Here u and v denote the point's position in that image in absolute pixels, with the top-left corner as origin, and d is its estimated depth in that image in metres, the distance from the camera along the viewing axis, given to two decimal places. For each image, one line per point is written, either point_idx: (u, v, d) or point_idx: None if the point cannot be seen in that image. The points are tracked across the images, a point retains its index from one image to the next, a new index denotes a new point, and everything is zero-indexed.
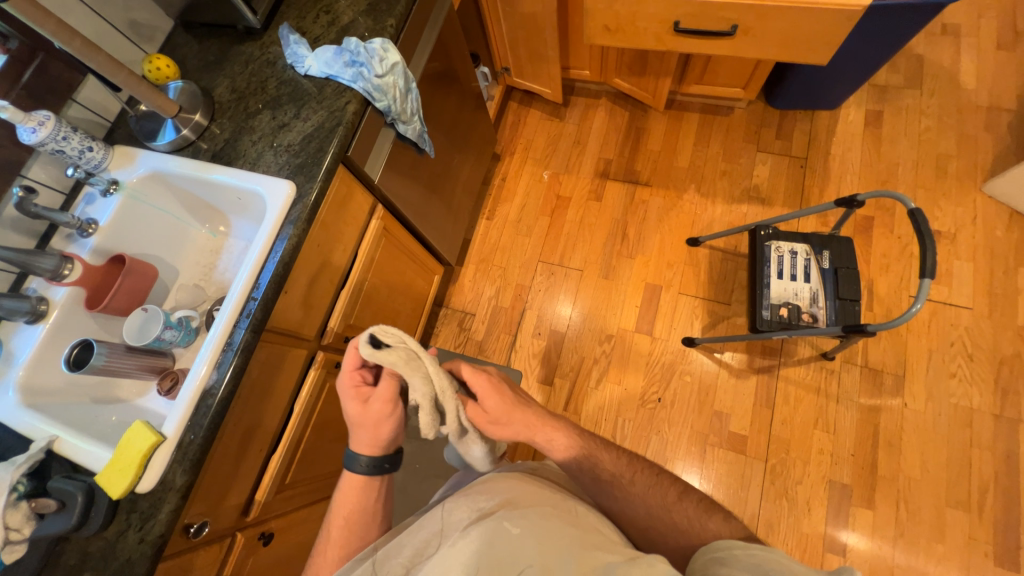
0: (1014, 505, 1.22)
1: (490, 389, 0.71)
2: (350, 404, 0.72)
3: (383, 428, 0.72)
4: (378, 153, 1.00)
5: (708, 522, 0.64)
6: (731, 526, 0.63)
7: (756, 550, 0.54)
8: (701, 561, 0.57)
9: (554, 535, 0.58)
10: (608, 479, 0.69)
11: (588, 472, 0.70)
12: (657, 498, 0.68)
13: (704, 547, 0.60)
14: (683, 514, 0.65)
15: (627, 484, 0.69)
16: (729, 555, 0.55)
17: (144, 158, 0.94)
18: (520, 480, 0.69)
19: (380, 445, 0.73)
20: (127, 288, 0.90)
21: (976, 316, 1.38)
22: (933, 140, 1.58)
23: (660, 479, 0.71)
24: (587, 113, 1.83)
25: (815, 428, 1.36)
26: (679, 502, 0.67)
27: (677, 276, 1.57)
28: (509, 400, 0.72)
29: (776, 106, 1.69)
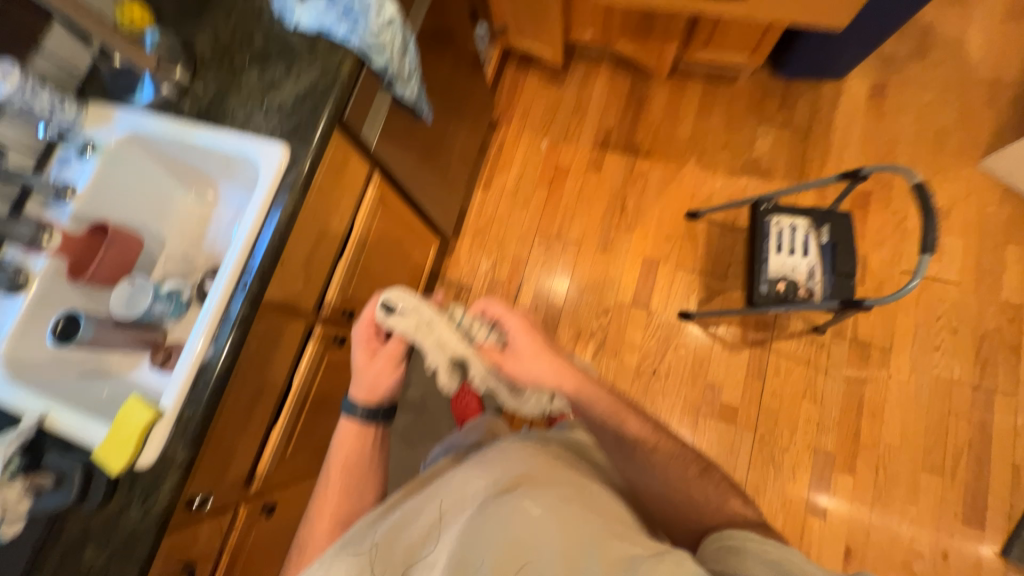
0: (983, 470, 1.30)
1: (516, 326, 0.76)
2: (359, 353, 0.79)
3: (386, 377, 0.78)
4: (374, 116, 0.95)
5: (727, 502, 0.66)
6: (749, 510, 0.65)
7: (770, 546, 0.55)
8: (713, 547, 0.60)
9: (576, 522, 0.58)
10: (633, 441, 0.71)
11: (612, 428, 0.72)
12: (677, 471, 0.70)
13: (715, 532, 0.62)
14: (703, 490, 0.68)
15: (650, 450, 0.70)
16: (742, 547, 0.57)
17: (122, 117, 0.88)
18: (539, 458, 0.70)
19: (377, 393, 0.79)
20: (112, 260, 0.87)
21: (963, 291, 1.41)
22: (935, 114, 1.56)
23: (683, 453, 0.72)
24: (588, 78, 1.76)
25: (803, 399, 1.40)
26: (700, 478, 0.69)
27: (674, 250, 1.57)
28: (535, 340, 0.75)
29: (780, 76, 1.64)
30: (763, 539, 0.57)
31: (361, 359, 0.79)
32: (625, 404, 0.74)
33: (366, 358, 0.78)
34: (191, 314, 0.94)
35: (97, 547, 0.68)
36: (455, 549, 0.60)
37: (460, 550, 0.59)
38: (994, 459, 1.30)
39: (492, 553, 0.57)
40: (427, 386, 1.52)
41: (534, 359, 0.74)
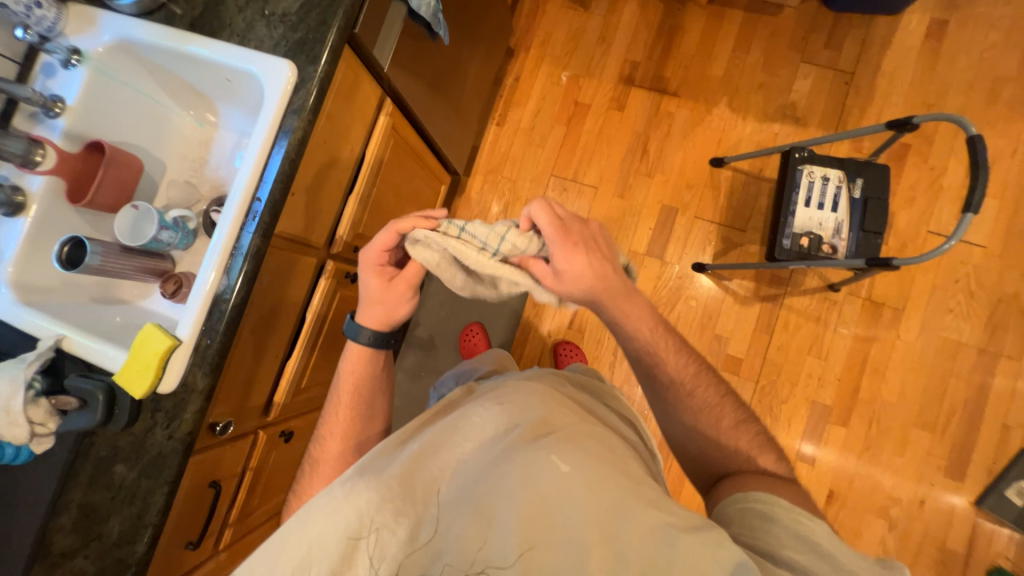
0: (974, 429, 1.34)
1: (562, 246, 0.67)
2: (373, 280, 0.75)
3: (401, 302, 0.77)
4: (388, 33, 0.85)
5: (755, 456, 0.68)
6: (779, 468, 0.67)
7: (802, 518, 0.55)
8: (738, 508, 0.61)
9: (603, 481, 0.59)
10: (666, 383, 0.74)
11: (647, 364, 0.75)
12: (711, 421, 0.72)
13: (741, 488, 0.63)
14: (734, 440, 0.70)
15: (687, 393, 0.73)
16: (771, 514, 0.57)
17: (106, 21, 0.79)
18: (564, 412, 0.70)
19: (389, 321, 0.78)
20: (113, 182, 0.82)
21: (987, 255, 1.38)
22: (995, 59, 1.43)
23: (722, 401, 0.74)
24: (617, 2, 1.59)
25: (807, 355, 1.41)
26: (733, 429, 0.71)
27: (694, 199, 1.50)
28: (581, 263, 0.68)
29: (831, 8, 1.48)
30: (794, 508, 0.57)
31: (373, 285, 0.75)
32: (687, 348, 0.77)
33: (378, 285, 0.75)
34: (200, 244, 0.91)
35: (127, 465, 0.71)
36: (478, 489, 0.61)
37: (484, 491, 0.60)
38: (987, 419, 1.34)
39: (518, 500, 0.58)
40: (435, 326, 1.53)
41: (577, 285, 0.69)
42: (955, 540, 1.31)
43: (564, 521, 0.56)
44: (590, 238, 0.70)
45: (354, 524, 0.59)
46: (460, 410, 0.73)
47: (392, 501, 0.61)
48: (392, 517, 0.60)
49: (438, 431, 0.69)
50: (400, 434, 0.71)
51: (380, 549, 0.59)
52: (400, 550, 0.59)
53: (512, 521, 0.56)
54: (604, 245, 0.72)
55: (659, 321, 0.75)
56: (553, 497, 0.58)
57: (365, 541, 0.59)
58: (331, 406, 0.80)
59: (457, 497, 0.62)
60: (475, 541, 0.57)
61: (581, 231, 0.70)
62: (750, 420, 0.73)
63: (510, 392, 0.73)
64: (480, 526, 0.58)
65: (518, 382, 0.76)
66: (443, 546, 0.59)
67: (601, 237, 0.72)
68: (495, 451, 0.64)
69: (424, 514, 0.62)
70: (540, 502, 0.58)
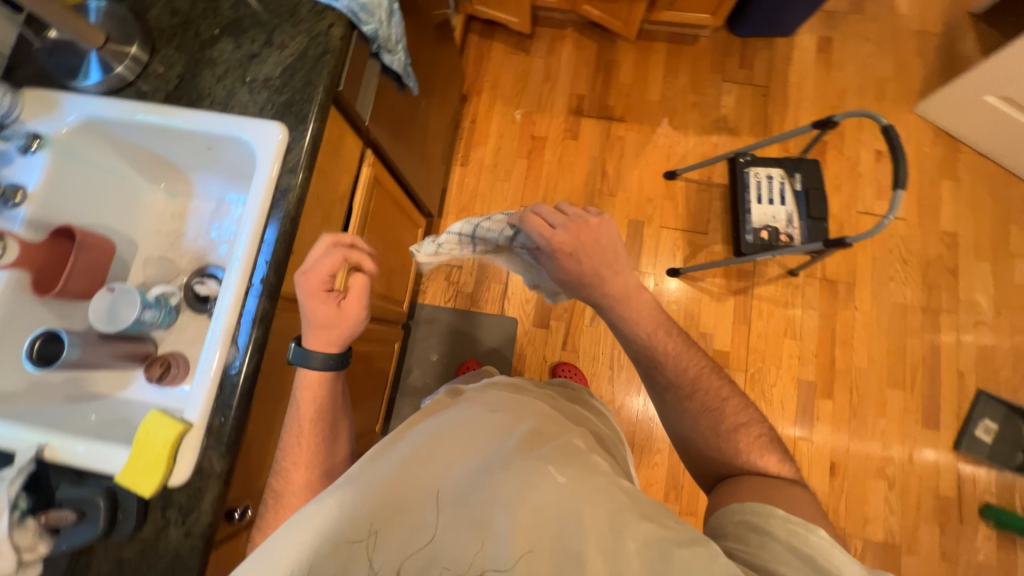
0: (936, 380, 1.48)
1: (557, 256, 0.75)
2: (313, 304, 0.70)
3: (350, 322, 0.72)
4: (366, 89, 0.88)
5: (756, 459, 0.65)
6: (783, 469, 0.64)
7: (796, 528, 0.52)
8: (734, 523, 0.57)
9: (600, 493, 0.56)
10: (665, 386, 0.74)
11: (644, 364, 0.76)
12: (709, 422, 0.70)
13: (737, 501, 0.60)
14: (733, 445, 0.67)
15: (685, 395, 0.73)
16: (766, 526, 0.54)
17: (70, 102, 0.76)
18: (557, 425, 0.68)
19: (337, 342, 0.72)
20: (84, 267, 0.76)
21: (909, 225, 1.57)
22: (874, 65, 1.69)
23: (724, 403, 0.71)
24: (555, 45, 1.73)
25: (784, 337, 1.52)
26: (733, 432, 0.68)
27: (657, 211, 1.62)
28: (574, 267, 0.75)
29: (738, 35, 1.70)
30: (791, 518, 0.54)
31: (317, 308, 0.70)
32: (691, 348, 0.76)
33: (322, 306, 0.70)
34: (184, 320, 0.85)
35: None
36: (476, 493, 0.54)
37: (482, 498, 0.54)
38: (944, 369, 1.49)
39: (517, 507, 0.53)
40: (430, 370, 1.50)
41: (578, 289, 0.77)
42: (946, 486, 1.42)
43: (564, 533, 0.51)
44: (589, 240, 0.75)
45: (351, 526, 0.51)
46: (454, 412, 0.68)
47: (387, 504, 0.53)
48: (389, 517, 0.52)
49: (432, 432, 0.63)
50: (391, 438, 0.65)
51: (378, 557, 0.50)
52: (394, 557, 0.50)
53: (511, 532, 0.51)
54: (609, 243, 0.76)
55: (665, 324, 0.76)
56: (553, 509, 0.53)
57: (363, 547, 0.50)
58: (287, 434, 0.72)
59: (456, 497, 0.54)
60: (470, 551, 0.50)
61: (577, 236, 0.75)
62: (752, 421, 0.70)
63: (502, 402, 0.70)
64: (477, 532, 0.51)
65: (507, 395, 0.74)
66: (441, 548, 0.51)
67: (607, 232, 0.76)
68: (493, 455, 0.59)
69: (423, 514, 0.53)
70: (540, 513, 0.53)
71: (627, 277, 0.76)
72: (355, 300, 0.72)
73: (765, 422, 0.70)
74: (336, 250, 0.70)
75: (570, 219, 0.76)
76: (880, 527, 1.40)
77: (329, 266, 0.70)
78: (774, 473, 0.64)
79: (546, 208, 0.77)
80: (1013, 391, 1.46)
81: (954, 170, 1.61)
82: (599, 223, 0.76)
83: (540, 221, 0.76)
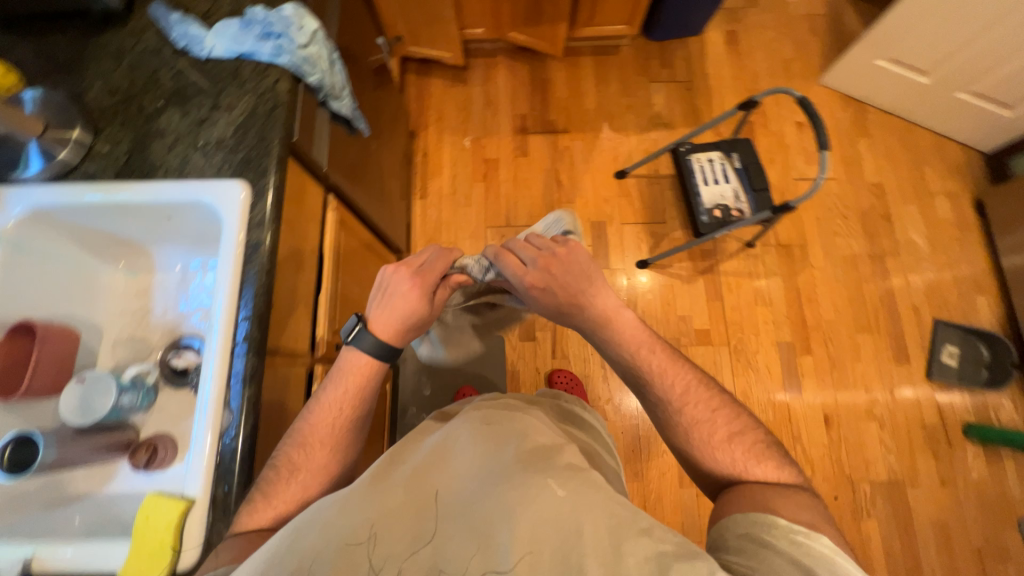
0: (897, 318, 1.59)
1: (531, 294, 0.74)
2: (407, 291, 0.72)
3: (426, 324, 0.75)
4: (320, 137, 0.90)
5: (753, 468, 0.65)
6: (783, 475, 0.64)
7: (799, 538, 0.53)
8: (736, 535, 0.57)
9: (600, 505, 0.53)
10: (654, 402, 0.72)
11: (632, 383, 0.74)
12: (702, 437, 0.68)
13: (739, 510, 0.60)
14: (728, 455, 0.66)
15: (676, 411, 0.70)
16: (769, 540, 0.54)
17: (13, 195, 0.73)
18: (562, 442, 0.65)
19: (403, 339, 0.73)
20: (49, 361, 0.72)
21: (840, 183, 1.72)
22: (778, 48, 1.87)
23: (715, 416, 0.69)
24: (490, 72, 1.82)
25: (756, 306, 1.60)
26: (727, 443, 0.67)
27: (615, 209, 1.69)
28: (553, 301, 0.74)
29: (655, 40, 1.84)
30: (792, 527, 0.55)
31: (412, 302, 0.72)
32: (681, 362, 0.74)
33: (416, 302, 0.72)
34: (165, 398, 0.81)
35: None
36: (476, 502, 0.53)
37: (481, 508, 0.53)
38: (901, 307, 1.60)
39: (519, 519, 0.51)
40: (425, 406, 1.41)
41: (559, 316, 0.76)
42: (929, 414, 1.51)
43: (563, 544, 0.50)
44: (563, 271, 0.74)
45: (352, 529, 0.52)
46: (459, 421, 0.67)
47: (389, 510, 0.53)
48: (390, 522, 0.52)
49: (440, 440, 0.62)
50: (400, 446, 0.64)
51: (379, 557, 0.50)
52: (394, 558, 0.50)
53: (509, 542, 0.50)
54: (585, 271, 0.74)
55: (648, 342, 0.74)
56: (554, 523, 0.51)
57: (363, 549, 0.51)
58: (318, 409, 0.69)
59: (456, 505, 0.54)
60: (466, 558, 0.50)
61: (551, 269, 0.73)
62: (745, 429, 0.68)
63: (503, 410, 0.69)
64: (475, 539, 0.51)
65: (508, 406, 0.72)
66: (439, 552, 0.51)
67: (580, 261, 0.74)
68: (495, 463, 0.57)
69: (423, 523, 0.53)
70: (540, 524, 0.51)
71: (607, 300, 0.74)
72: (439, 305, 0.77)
73: (759, 428, 0.69)
74: (449, 254, 0.78)
75: (542, 253, 0.74)
76: (882, 466, 1.46)
77: (443, 266, 0.75)
78: (772, 481, 0.63)
79: (519, 243, 0.76)
80: (964, 315, 1.59)
81: (866, 128, 1.77)
82: (568, 251, 0.75)
83: (513, 259, 0.74)
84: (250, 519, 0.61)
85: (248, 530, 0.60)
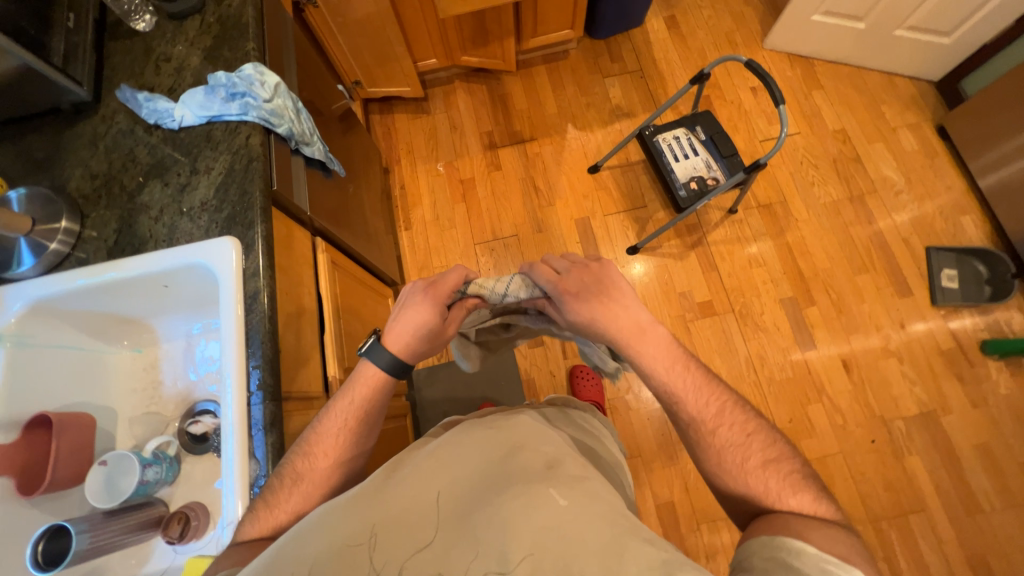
0: (890, 254, 1.61)
1: (563, 300, 0.70)
2: (425, 307, 0.71)
3: (439, 340, 0.73)
4: (299, 183, 0.92)
5: (788, 498, 0.57)
6: (821, 508, 0.56)
7: (830, 568, 0.47)
8: (762, 557, 0.51)
9: (598, 511, 0.54)
10: (687, 424, 0.65)
11: (664, 404, 0.68)
12: (734, 460, 0.62)
13: (766, 533, 0.53)
14: (762, 482, 0.59)
15: (708, 432, 0.64)
16: (798, 565, 0.48)
17: (11, 292, 0.74)
18: (567, 452, 0.66)
19: (414, 354, 0.71)
20: (69, 449, 0.72)
21: (805, 136, 1.76)
22: (718, 23, 1.95)
23: (749, 440, 0.62)
24: (449, 98, 1.87)
25: (752, 268, 1.62)
26: (761, 469, 0.60)
27: (596, 203, 1.72)
28: (585, 312, 0.69)
29: (600, 38, 1.91)
30: (822, 556, 0.48)
31: (425, 314, 0.71)
32: (713, 384, 0.67)
33: (430, 315, 0.71)
34: (188, 466, 0.80)
35: None
36: (477, 510, 0.54)
37: (481, 516, 0.53)
38: (892, 242, 1.62)
39: (520, 529, 0.51)
40: None
41: (588, 331, 0.71)
42: (945, 341, 1.51)
43: (562, 550, 0.50)
44: (596, 282, 0.70)
45: (354, 530, 0.51)
46: (463, 428, 0.68)
47: (392, 513, 0.53)
48: (392, 525, 0.52)
49: (447, 445, 0.63)
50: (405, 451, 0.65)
51: (379, 557, 0.50)
52: (394, 559, 0.50)
53: (508, 549, 0.50)
54: (614, 283, 0.71)
55: (682, 358, 0.68)
56: (554, 531, 0.51)
57: (363, 549, 0.50)
58: (326, 418, 0.68)
59: (458, 511, 0.54)
60: (464, 562, 0.49)
61: (581, 280, 0.71)
62: (782, 457, 0.61)
63: (504, 420, 0.70)
64: (475, 544, 0.51)
65: (506, 415, 0.73)
66: (439, 556, 0.50)
67: (610, 275, 0.72)
68: (498, 475, 0.58)
69: (425, 528, 0.52)
70: (540, 533, 0.51)
71: (636, 314, 0.69)
72: (451, 322, 0.74)
73: (797, 457, 0.62)
74: (469, 274, 0.75)
75: (574, 264, 0.73)
76: (911, 401, 1.46)
77: (459, 282, 0.73)
78: (808, 513, 0.56)
79: (551, 256, 0.74)
80: (953, 238, 1.61)
81: (818, 81, 1.83)
82: (599, 267, 0.73)
83: (546, 269, 0.71)
84: (253, 529, 0.60)
85: (250, 539, 0.59)
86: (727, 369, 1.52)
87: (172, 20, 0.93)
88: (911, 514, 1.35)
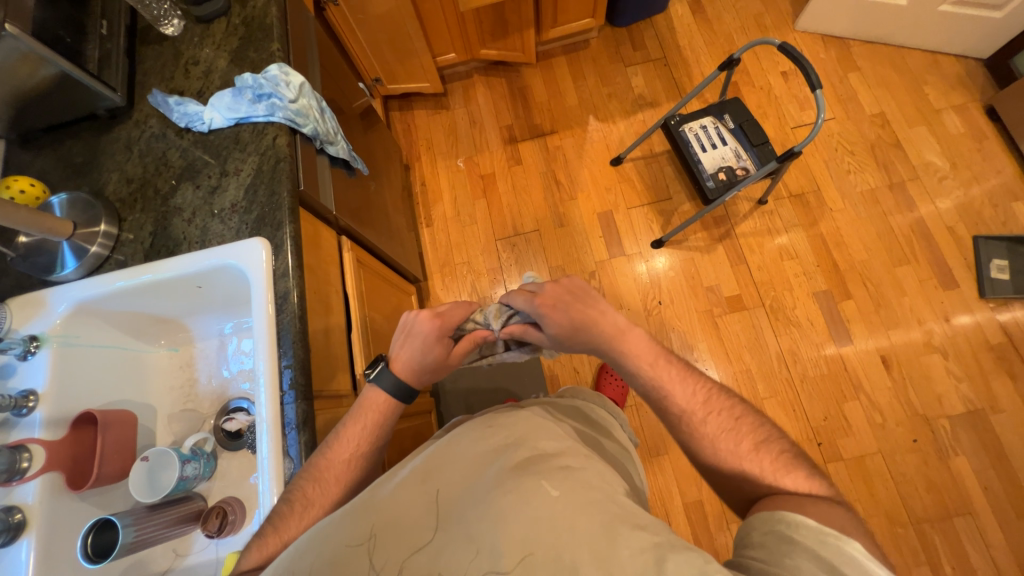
0: (933, 242, 1.53)
1: (543, 313, 0.72)
2: (427, 334, 0.74)
3: (441, 370, 0.76)
4: (324, 182, 0.92)
5: (783, 478, 0.55)
6: (815, 487, 0.53)
7: (830, 539, 0.45)
8: (762, 532, 0.50)
9: (591, 503, 0.53)
10: (678, 415, 0.63)
11: (653, 403, 0.66)
12: (728, 447, 0.59)
13: (765, 508, 0.52)
14: (757, 465, 0.56)
15: (699, 423, 0.61)
16: (796, 537, 0.47)
17: (56, 294, 0.77)
18: (568, 445, 0.65)
19: (418, 379, 0.73)
20: (113, 446, 0.74)
21: (840, 121, 1.68)
22: (746, 6, 1.87)
23: (738, 424, 0.61)
24: (468, 93, 1.86)
25: (784, 261, 1.56)
26: (754, 452, 0.57)
27: (619, 196, 1.69)
28: (564, 320, 0.71)
29: (621, 26, 1.86)
30: (823, 529, 0.47)
31: (429, 344, 0.74)
32: (693, 374, 0.67)
33: (436, 341, 0.74)
34: (224, 463, 0.82)
35: None
36: (471, 505, 0.53)
37: (474, 515, 0.52)
38: (934, 230, 1.54)
39: (512, 525, 0.51)
40: None
41: (573, 339, 0.72)
42: (994, 335, 1.43)
43: (559, 545, 0.49)
44: (571, 290, 0.74)
45: (353, 533, 0.53)
46: (461, 429, 0.68)
47: (390, 515, 0.53)
48: (391, 526, 0.53)
49: (443, 447, 0.63)
50: (408, 456, 0.66)
51: (379, 556, 0.50)
52: (394, 559, 0.50)
53: (503, 546, 0.49)
54: (587, 293, 0.74)
55: (664, 354, 0.69)
56: (547, 525, 0.50)
57: (364, 551, 0.51)
58: (334, 444, 0.67)
59: (454, 509, 0.54)
60: (463, 562, 0.49)
61: (556, 292, 0.74)
62: (771, 438, 0.59)
63: (503, 418, 0.69)
64: (472, 543, 0.50)
65: (507, 412, 0.72)
66: (437, 554, 0.50)
67: (580, 289, 0.75)
68: (490, 472, 0.58)
69: (424, 529, 0.53)
70: (533, 526, 0.50)
71: (612, 317, 0.71)
72: (455, 353, 0.76)
73: (786, 436, 0.60)
74: (471, 307, 0.79)
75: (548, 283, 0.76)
76: (957, 399, 1.38)
77: (465, 313, 0.78)
78: (804, 492, 0.53)
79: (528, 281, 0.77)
80: (1004, 225, 1.51)
81: (854, 63, 1.74)
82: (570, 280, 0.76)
83: (522, 291, 0.75)
84: (255, 556, 0.58)
85: (248, 568, 0.57)
86: (757, 366, 1.47)
87: (200, 23, 0.94)
88: (957, 517, 1.29)
